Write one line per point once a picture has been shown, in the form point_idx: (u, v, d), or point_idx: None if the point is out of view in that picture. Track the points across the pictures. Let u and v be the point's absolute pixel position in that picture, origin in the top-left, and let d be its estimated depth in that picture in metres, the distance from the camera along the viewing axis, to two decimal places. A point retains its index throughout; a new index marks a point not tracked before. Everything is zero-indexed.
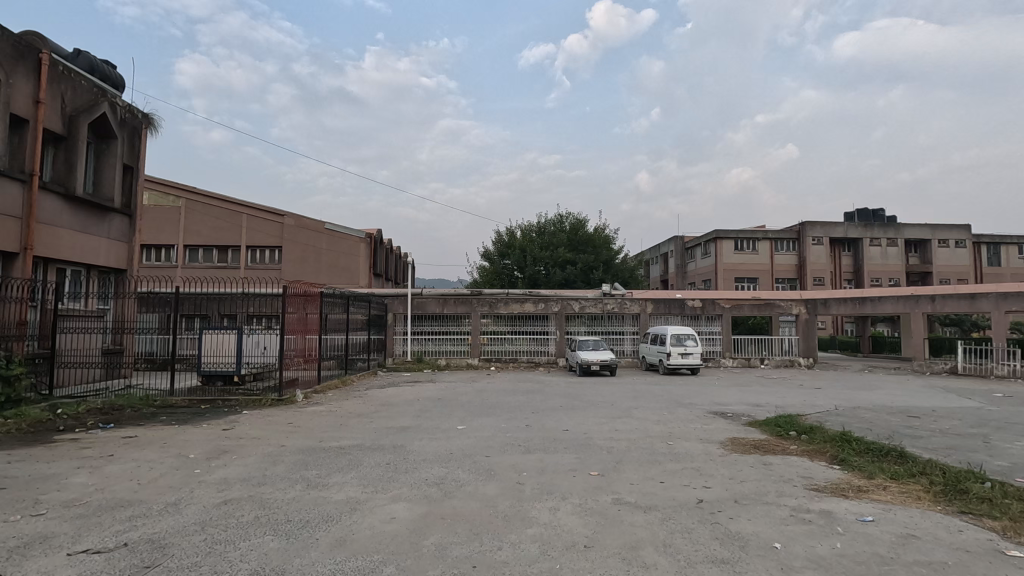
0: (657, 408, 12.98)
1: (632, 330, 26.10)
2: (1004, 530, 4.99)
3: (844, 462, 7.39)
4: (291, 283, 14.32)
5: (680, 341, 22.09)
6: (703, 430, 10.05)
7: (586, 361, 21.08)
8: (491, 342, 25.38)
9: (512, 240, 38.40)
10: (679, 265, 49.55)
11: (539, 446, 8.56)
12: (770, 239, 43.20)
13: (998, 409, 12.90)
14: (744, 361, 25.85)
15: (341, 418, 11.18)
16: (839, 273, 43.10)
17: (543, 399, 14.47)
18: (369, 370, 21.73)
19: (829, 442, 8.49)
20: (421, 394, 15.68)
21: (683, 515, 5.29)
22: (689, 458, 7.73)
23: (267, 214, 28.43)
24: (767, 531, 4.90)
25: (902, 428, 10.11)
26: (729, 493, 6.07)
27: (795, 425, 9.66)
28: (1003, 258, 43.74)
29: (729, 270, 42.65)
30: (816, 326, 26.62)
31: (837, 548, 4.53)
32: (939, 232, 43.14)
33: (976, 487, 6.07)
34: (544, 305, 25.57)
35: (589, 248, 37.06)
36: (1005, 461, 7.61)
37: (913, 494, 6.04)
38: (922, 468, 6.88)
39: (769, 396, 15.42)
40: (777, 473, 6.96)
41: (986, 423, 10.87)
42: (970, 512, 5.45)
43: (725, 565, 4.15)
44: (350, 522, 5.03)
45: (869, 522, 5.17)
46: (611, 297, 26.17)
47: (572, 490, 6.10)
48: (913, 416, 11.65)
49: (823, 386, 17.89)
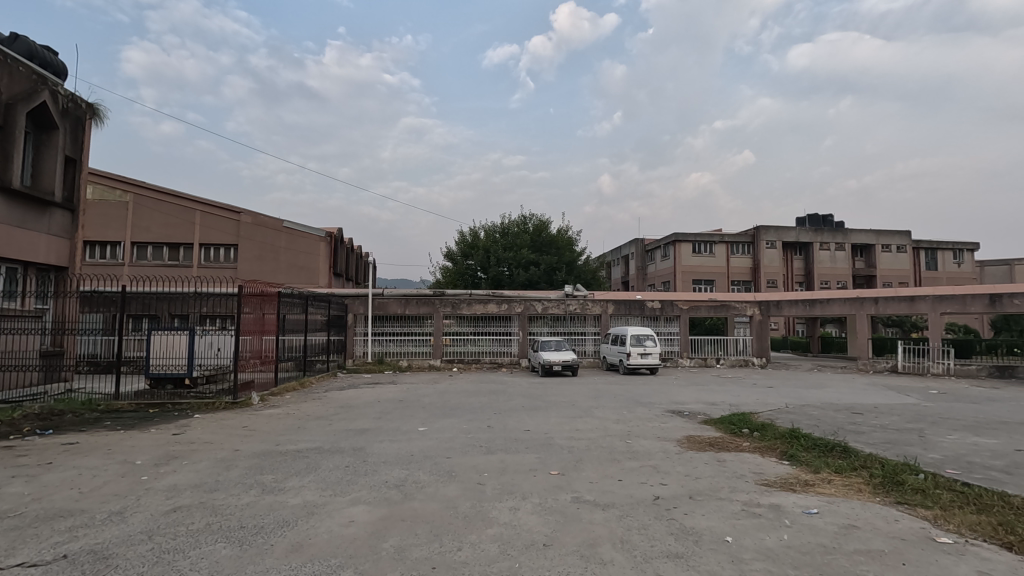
0: (617, 407, 13.23)
1: (593, 330, 26.50)
2: (935, 518, 5.32)
3: (792, 458, 7.72)
4: (246, 282, 13.86)
5: (640, 341, 22.56)
6: (661, 428, 10.30)
7: (548, 361, 21.27)
8: (454, 342, 25.27)
9: (475, 241, 38.36)
10: (639, 266, 50.53)
11: (501, 446, 8.59)
12: (726, 242, 44.61)
13: (932, 406, 13.71)
14: (701, 360, 26.56)
15: (299, 421, 10.93)
16: (791, 276, 44.77)
17: (505, 400, 14.51)
18: (328, 372, 21.35)
19: (778, 438, 8.84)
20: (382, 395, 15.45)
21: (639, 511, 5.42)
22: (647, 456, 7.92)
23: (222, 211, 27.52)
24: (720, 525, 5.07)
25: (846, 424, 10.61)
26: (684, 489, 6.26)
27: (747, 423, 10.00)
28: (940, 262, 46.46)
29: (688, 272, 43.82)
30: (769, 326, 27.59)
31: (784, 540, 4.72)
32: (882, 237, 45.48)
33: (912, 479, 6.44)
34: (508, 306, 25.66)
35: (552, 249, 37.39)
36: (937, 454, 8.09)
37: (854, 487, 6.37)
38: (863, 462, 7.25)
39: (723, 394, 15.91)
40: (729, 469, 7.20)
41: (922, 418, 11.55)
42: (905, 503, 5.79)
43: (680, 559, 4.27)
44: (307, 527, 4.93)
45: (814, 514, 5.42)
46: (574, 298, 26.49)
47: (532, 490, 6.15)
48: (856, 412, 12.26)
49: (775, 386, 18.35)
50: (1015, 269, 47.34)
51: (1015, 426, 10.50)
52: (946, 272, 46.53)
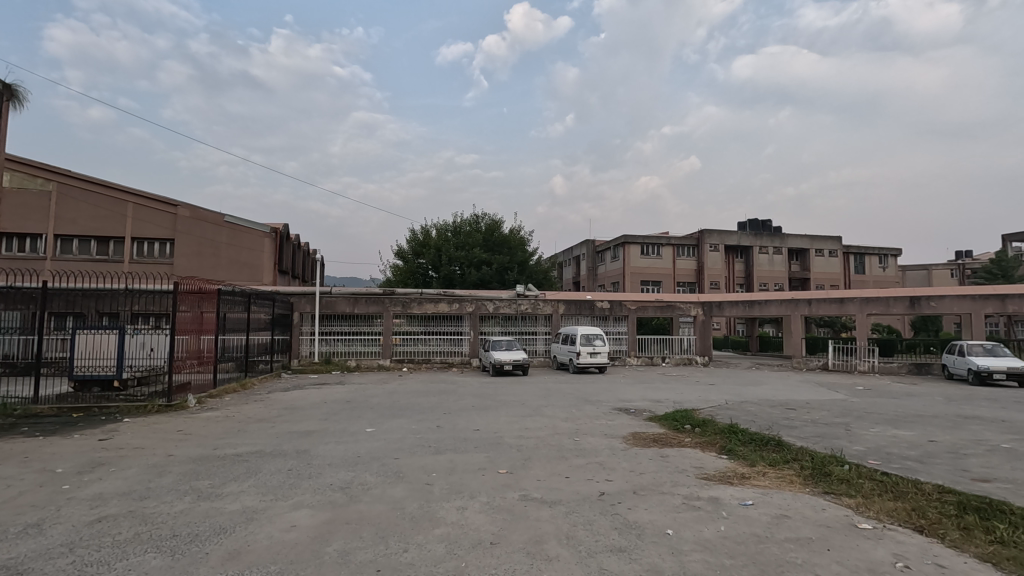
0: (566, 406, 13.42)
1: (544, 330, 26.78)
2: (858, 506, 5.68)
3: (731, 452, 8.06)
4: (182, 279, 13.16)
5: (589, 341, 22.93)
6: (608, 425, 10.52)
7: (499, 361, 21.31)
8: (403, 342, 24.92)
9: (426, 239, 38.01)
10: (590, 267, 51.39)
11: (451, 446, 8.54)
12: (673, 245, 46.02)
13: (858, 402, 14.62)
14: (647, 359, 27.31)
15: (239, 424, 10.49)
16: (733, 278, 46.66)
17: (455, 400, 14.44)
18: (271, 372, 20.59)
19: (718, 434, 9.20)
20: (328, 396, 15.05)
21: (585, 507, 5.53)
22: (594, 453, 8.08)
23: (157, 204, 26.11)
24: (662, 519, 5.24)
25: (780, 419, 11.16)
26: (629, 485, 6.42)
27: (690, 420, 10.35)
28: (866, 267, 49.61)
29: (636, 273, 45.00)
30: (711, 326, 28.67)
31: (721, 531, 4.93)
32: (816, 242, 48.13)
33: (838, 469, 6.86)
34: (459, 305, 25.53)
35: (504, 249, 37.49)
36: (861, 446, 8.65)
37: (786, 478, 6.72)
38: (794, 455, 7.66)
39: (668, 392, 16.43)
40: (672, 464, 7.45)
41: (848, 413, 12.29)
42: (832, 493, 6.15)
43: (623, 553, 4.39)
44: (245, 534, 4.75)
45: (749, 506, 5.69)
46: (524, 298, 26.61)
47: (480, 489, 6.15)
48: (789, 408, 12.92)
49: (716, 383, 19.14)
50: (931, 273, 51.18)
51: (928, 420, 11.35)
52: (872, 275, 49.74)
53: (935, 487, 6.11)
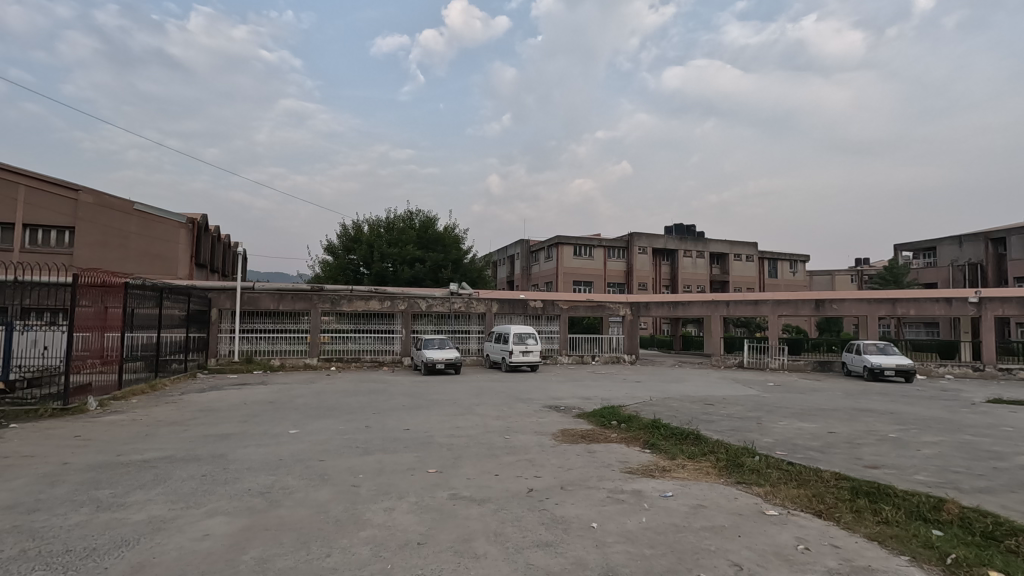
0: (497, 404, 13.50)
1: (477, 329, 26.79)
2: (766, 494, 6.09)
3: (653, 446, 8.41)
4: (82, 271, 12.08)
5: (522, 340, 23.19)
6: (538, 423, 10.68)
7: (431, 359, 21.08)
8: (332, 340, 24.10)
9: (358, 235, 37.04)
10: (524, 267, 51.91)
11: (379, 446, 8.36)
12: (604, 247, 47.34)
13: (768, 397, 15.70)
14: (578, 358, 27.96)
15: (146, 428, 9.74)
16: (660, 280, 48.66)
17: (386, 399, 14.14)
18: (186, 372, 19.30)
19: (642, 429, 9.59)
20: (249, 397, 14.29)
21: (514, 504, 5.59)
22: (524, 450, 8.18)
23: (55, 188, 23.91)
24: (588, 512, 5.40)
25: (700, 414, 11.77)
26: (557, 480, 6.57)
27: (616, 416, 10.70)
28: (779, 271, 53.27)
29: (569, 273, 45.95)
30: (638, 326, 29.76)
31: (643, 522, 5.14)
32: (735, 247, 51.16)
33: (750, 460, 7.33)
34: (391, 303, 25.03)
35: (439, 247, 37.09)
36: (770, 438, 9.29)
37: (703, 470, 7.11)
38: (711, 447, 8.11)
39: (596, 389, 16.89)
40: (598, 459, 7.67)
41: (760, 407, 13.17)
42: (744, 482, 6.57)
43: (550, 547, 4.47)
44: (151, 545, 4.43)
45: (669, 497, 5.97)
46: (458, 296, 26.43)
47: (409, 489, 6.08)
48: (708, 403, 13.64)
49: (642, 381, 19.89)
50: (835, 278, 55.75)
51: (829, 413, 12.36)
52: (784, 279, 53.48)
53: (833, 475, 6.65)
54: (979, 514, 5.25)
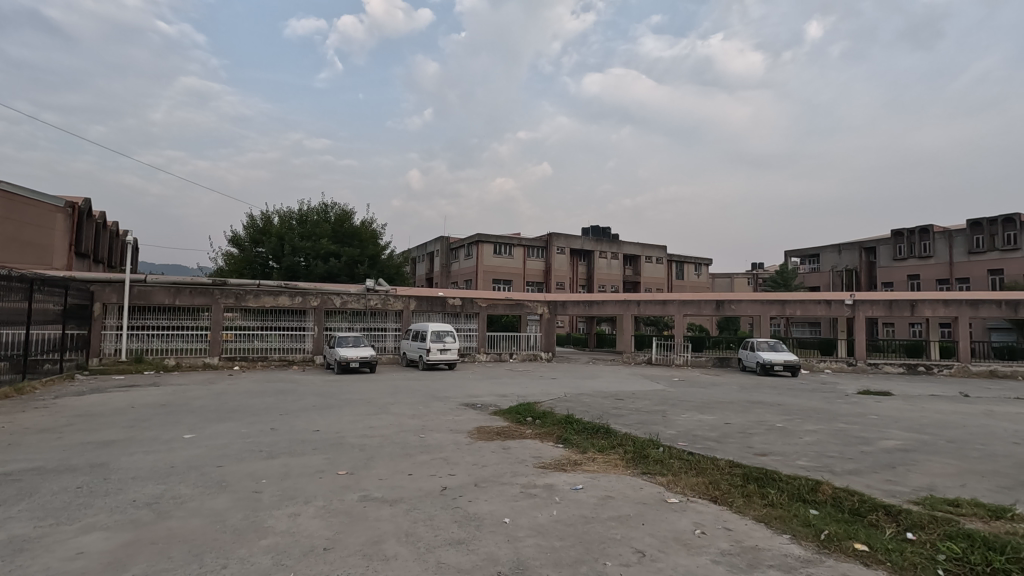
0: (413, 402, 13.29)
1: (394, 326, 26.20)
2: (668, 483, 6.44)
3: (566, 441, 8.64)
4: None
5: (440, 338, 22.99)
6: (454, 421, 10.63)
7: (345, 358, 20.35)
8: (235, 338, 22.58)
9: (267, 227, 35.06)
10: (443, 264, 51.48)
11: (285, 449, 7.95)
12: (523, 246, 47.98)
13: (673, 391, 16.65)
14: (495, 355, 28.18)
15: (8, 437, 8.62)
16: (576, 280, 50.10)
17: (294, 400, 13.46)
18: (62, 374, 17.29)
19: (556, 424, 9.82)
20: (137, 400, 13.04)
21: (427, 503, 5.53)
22: (438, 448, 8.12)
23: None
24: (500, 508, 5.45)
25: (610, 409, 12.24)
26: (471, 477, 6.57)
27: (531, 412, 10.89)
28: (685, 273, 56.66)
29: (488, 271, 46.12)
30: (555, 324, 30.47)
31: (553, 515, 5.26)
32: (647, 250, 53.83)
33: (654, 452, 7.73)
34: (302, 299, 23.90)
35: (355, 242, 35.79)
36: (674, 430, 9.84)
37: (611, 462, 7.41)
38: (620, 440, 8.45)
39: (513, 387, 17.09)
40: (512, 455, 7.77)
41: (665, 401, 13.91)
42: (648, 472, 6.92)
43: (461, 545, 4.46)
44: (8, 570, 3.91)
45: (579, 489, 6.16)
46: (374, 293, 25.72)
47: (316, 493, 5.83)
48: (618, 398, 14.24)
49: (558, 377, 20.41)
50: (734, 281, 60.21)
51: (726, 406, 13.30)
52: (690, 281, 56.97)
53: (727, 463, 7.17)
54: (848, 493, 5.87)
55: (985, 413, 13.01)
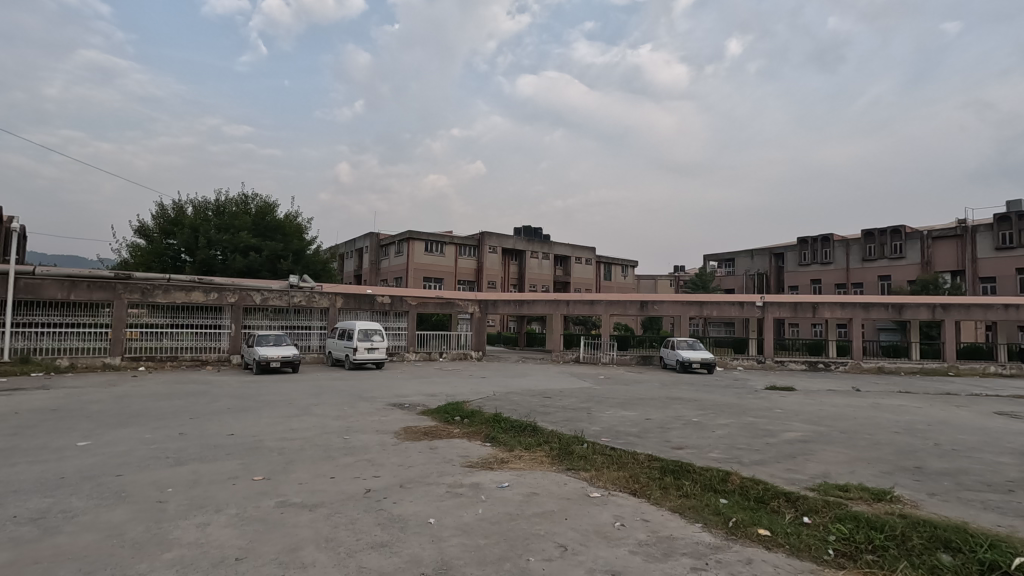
0: (338, 403, 12.87)
1: (319, 325, 25.25)
2: (592, 479, 6.63)
3: (494, 440, 8.69)
4: None
5: (367, 336, 22.42)
6: (380, 421, 10.41)
7: (265, 357, 19.37)
8: (141, 336, 20.90)
9: (179, 217, 32.76)
10: (373, 261, 50.20)
11: (195, 455, 7.46)
12: (455, 244, 47.72)
13: (598, 389, 17.17)
14: (425, 354, 27.84)
15: None
16: (507, 279, 50.46)
17: (206, 402, 12.64)
18: None
19: (484, 423, 9.85)
20: (20, 405, 11.74)
21: (349, 506, 5.38)
22: (363, 450, 7.91)
23: None
24: (426, 508, 5.40)
25: (537, 407, 12.42)
26: (396, 478, 6.46)
27: (459, 412, 10.86)
28: (612, 275, 58.57)
29: (419, 269, 45.46)
30: (486, 323, 30.53)
31: (479, 514, 5.28)
32: (576, 251, 55.13)
33: (579, 448, 7.94)
34: (218, 295, 22.54)
35: (277, 235, 34.13)
36: (598, 427, 10.15)
37: (538, 459, 7.53)
38: (546, 438, 8.60)
39: (442, 386, 16.97)
40: (439, 455, 7.71)
41: (591, 399, 14.31)
42: (572, 468, 7.10)
43: (385, 548, 4.38)
44: None
45: (505, 487, 6.22)
46: (298, 289, 24.66)
47: (229, 500, 5.52)
48: (546, 396, 14.49)
49: (487, 376, 20.48)
50: (657, 282, 62.95)
51: (648, 402, 13.87)
52: (616, 283, 58.92)
53: (646, 457, 7.48)
54: (754, 482, 6.30)
55: (872, 406, 14.40)
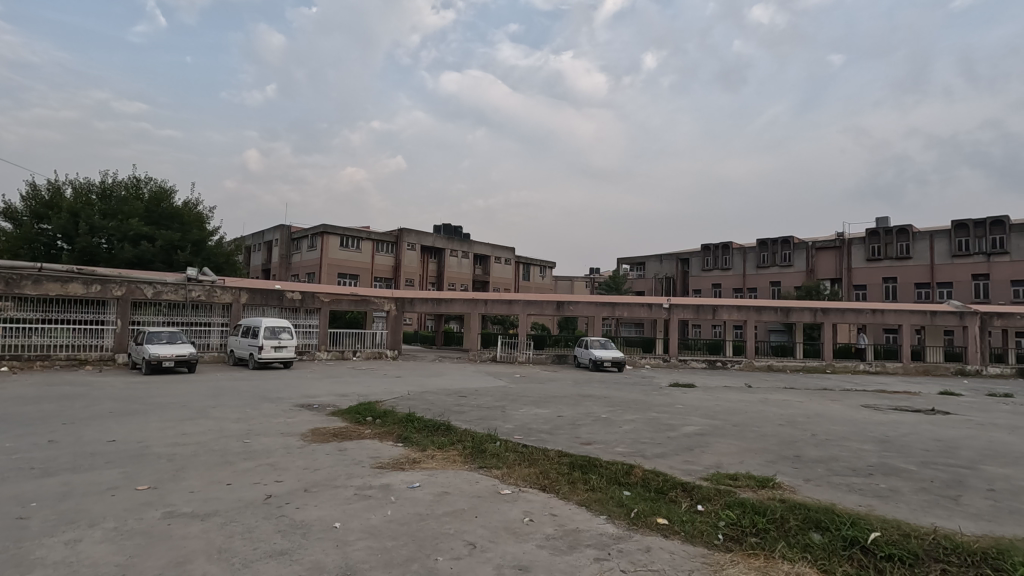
0: (239, 405, 12.10)
1: (220, 321, 23.58)
2: (503, 476, 6.69)
3: (406, 440, 8.55)
4: None
5: (274, 334, 21.22)
6: (286, 423, 9.92)
7: (156, 356, 17.79)
8: (5, 332, 18.49)
9: (56, 200, 29.42)
10: (283, 255, 47.65)
11: (68, 465, 6.72)
12: (372, 240, 46.40)
13: (514, 387, 17.39)
14: (338, 353, 26.83)
15: None
16: (426, 277, 49.82)
17: (84, 405, 11.43)
18: None
19: (397, 423, 9.66)
20: None
21: (246, 514, 5.07)
22: (266, 454, 7.50)
23: None
24: (331, 512, 5.20)
25: (452, 406, 12.37)
26: (300, 482, 6.17)
27: (371, 411, 10.59)
28: (530, 275, 59.55)
29: (333, 265, 43.73)
30: (402, 322, 29.93)
31: (388, 516, 5.16)
32: (496, 251, 55.51)
33: (491, 446, 7.99)
34: (101, 287, 20.42)
35: (174, 224, 31.45)
36: (512, 425, 10.27)
37: (450, 459, 7.50)
38: (459, 437, 8.58)
39: (354, 385, 16.44)
40: (348, 457, 7.46)
41: (506, 397, 14.47)
42: (484, 467, 7.13)
43: (283, 556, 4.17)
44: None
45: (415, 487, 6.13)
46: (196, 283, 22.85)
47: (107, 513, 5.02)
48: (461, 395, 14.47)
49: (402, 376, 20.12)
50: (573, 284, 64.78)
51: (561, 400, 14.23)
52: (534, 283, 59.96)
53: (556, 453, 7.68)
54: (654, 474, 6.65)
55: (761, 401, 15.70)
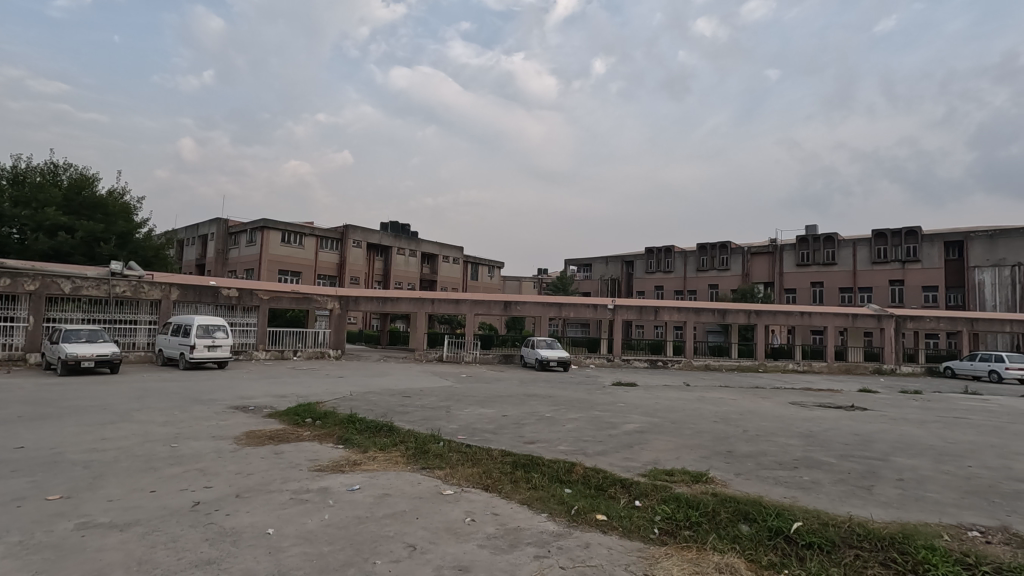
0: (168, 407, 11.44)
1: (148, 319, 22.22)
2: (446, 477, 6.64)
3: (347, 441, 8.34)
4: None
5: (208, 333, 20.19)
6: (219, 426, 9.47)
7: (74, 356, 16.55)
8: None
9: None
10: (219, 250, 45.44)
11: None
12: (316, 236, 44.98)
13: (460, 387, 17.30)
14: (277, 353, 25.83)
15: None
16: (371, 275, 48.79)
17: None
18: None
19: (337, 424, 9.41)
20: None
21: (171, 523, 4.80)
22: (195, 459, 7.13)
23: None
24: (263, 518, 5.01)
25: (396, 406, 12.17)
26: (232, 488, 5.91)
27: (311, 413, 10.27)
28: (478, 275, 59.42)
29: (274, 261, 42.07)
30: (346, 321, 29.17)
31: (325, 520, 5.02)
32: (444, 250, 55.05)
33: (434, 447, 7.92)
34: (11, 282, 18.79)
35: (97, 215, 29.28)
36: (456, 425, 10.21)
37: (392, 460, 7.37)
38: (402, 438, 8.45)
39: (293, 386, 15.89)
40: (285, 460, 7.21)
41: (451, 397, 14.37)
42: (427, 468, 7.06)
43: (211, 566, 3.98)
44: None
45: (355, 490, 6.00)
46: (121, 278, 21.40)
47: (10, 526, 4.62)
48: (406, 396, 14.26)
49: (345, 376, 19.64)
50: (521, 284, 65.14)
51: (506, 399, 14.27)
52: (482, 283, 59.87)
53: (499, 452, 7.70)
54: (595, 472, 6.79)
55: (698, 399, 16.31)
